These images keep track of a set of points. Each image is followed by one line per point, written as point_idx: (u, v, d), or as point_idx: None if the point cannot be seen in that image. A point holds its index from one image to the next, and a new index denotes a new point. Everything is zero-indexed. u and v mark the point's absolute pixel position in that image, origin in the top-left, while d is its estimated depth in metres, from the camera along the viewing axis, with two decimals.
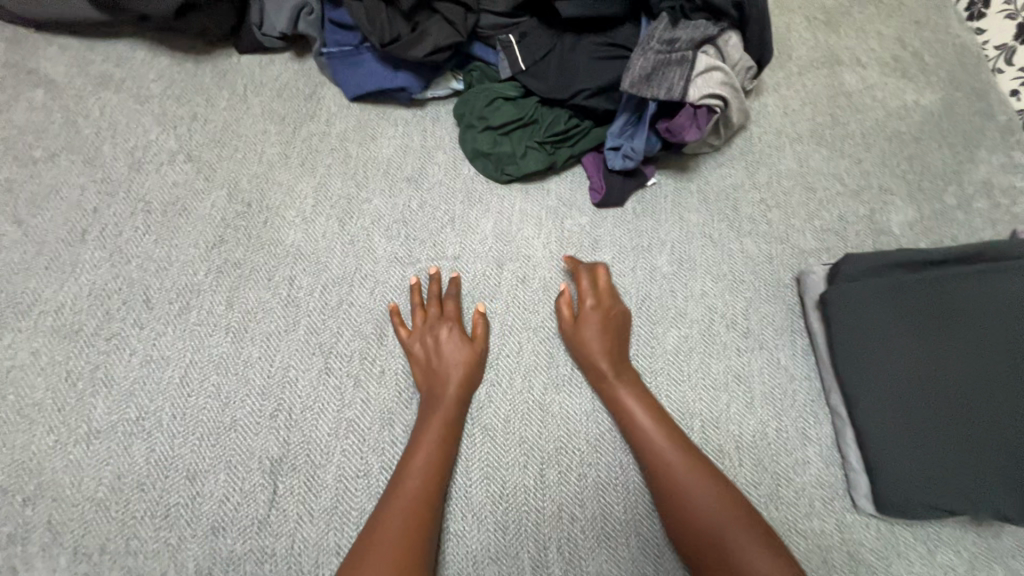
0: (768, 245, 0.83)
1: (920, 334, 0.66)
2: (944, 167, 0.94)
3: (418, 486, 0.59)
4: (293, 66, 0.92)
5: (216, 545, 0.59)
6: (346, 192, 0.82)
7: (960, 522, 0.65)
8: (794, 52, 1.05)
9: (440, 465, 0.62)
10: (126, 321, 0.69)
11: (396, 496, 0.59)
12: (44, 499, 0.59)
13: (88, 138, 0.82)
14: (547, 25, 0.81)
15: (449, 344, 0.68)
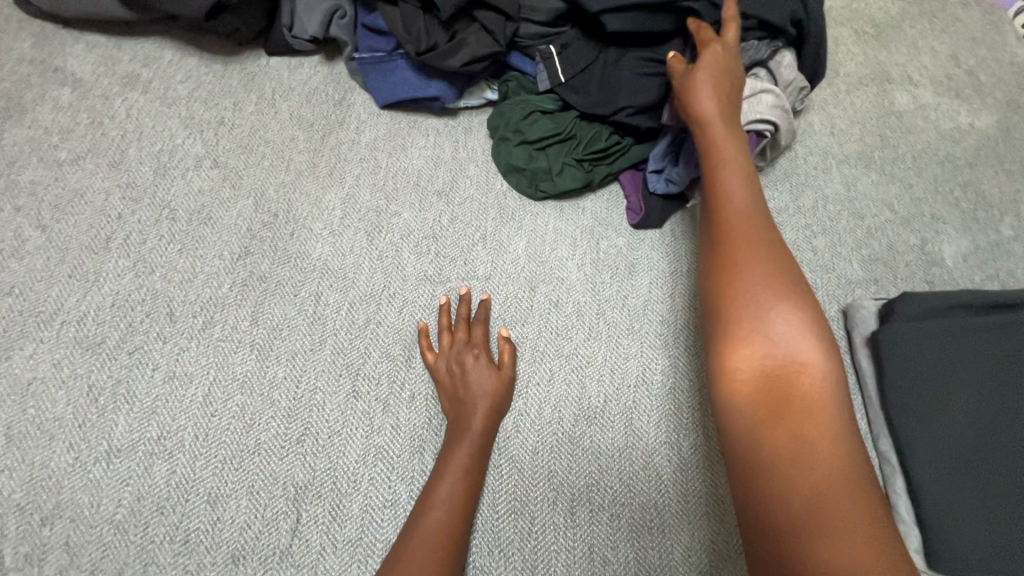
0: (813, 274, 0.79)
1: (981, 381, 0.62)
2: (1001, 195, 0.89)
3: (444, 520, 0.56)
4: (323, 71, 0.90)
5: (237, 575, 0.57)
6: (375, 205, 0.79)
7: None
8: (842, 68, 1.01)
9: (467, 499, 0.59)
10: (149, 334, 0.67)
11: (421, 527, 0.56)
12: (61, 519, 0.57)
13: (114, 141, 0.80)
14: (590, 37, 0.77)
15: (477, 371, 0.65)
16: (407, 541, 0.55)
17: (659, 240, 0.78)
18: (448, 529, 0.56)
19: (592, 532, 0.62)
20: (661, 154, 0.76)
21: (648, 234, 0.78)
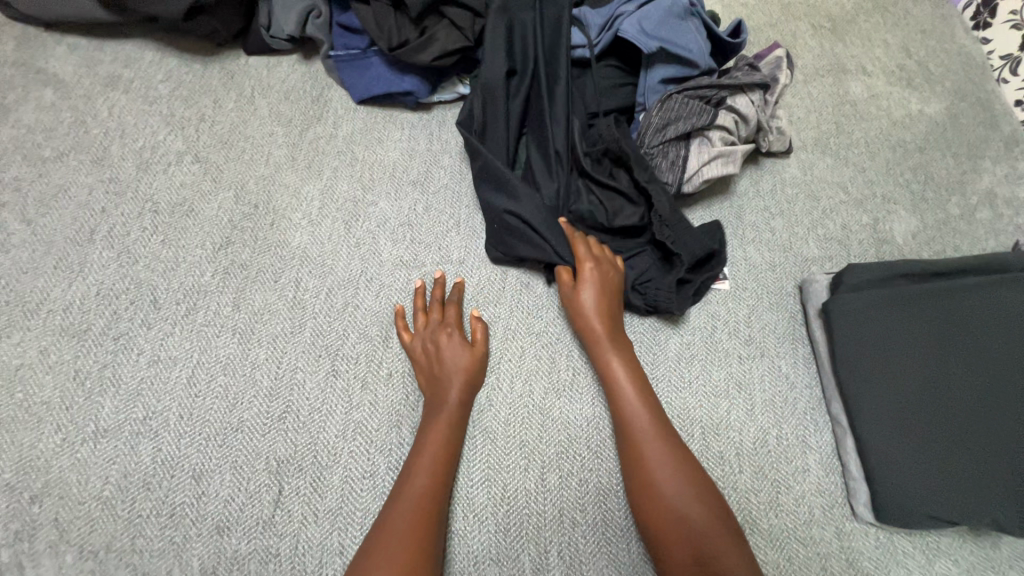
0: (771, 253, 0.83)
1: (921, 343, 0.66)
2: (948, 177, 0.94)
3: (425, 484, 0.59)
4: (300, 69, 0.93)
5: (221, 544, 0.60)
6: (352, 195, 0.82)
7: (958, 531, 0.65)
8: (800, 60, 1.06)
9: (446, 466, 0.62)
10: (133, 321, 0.69)
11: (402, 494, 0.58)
12: (50, 497, 0.60)
13: (96, 138, 0.83)
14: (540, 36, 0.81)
15: (451, 350, 0.68)
16: (389, 509, 0.57)
17: None
18: (429, 496, 0.59)
19: (561, 496, 0.66)
20: None
21: None
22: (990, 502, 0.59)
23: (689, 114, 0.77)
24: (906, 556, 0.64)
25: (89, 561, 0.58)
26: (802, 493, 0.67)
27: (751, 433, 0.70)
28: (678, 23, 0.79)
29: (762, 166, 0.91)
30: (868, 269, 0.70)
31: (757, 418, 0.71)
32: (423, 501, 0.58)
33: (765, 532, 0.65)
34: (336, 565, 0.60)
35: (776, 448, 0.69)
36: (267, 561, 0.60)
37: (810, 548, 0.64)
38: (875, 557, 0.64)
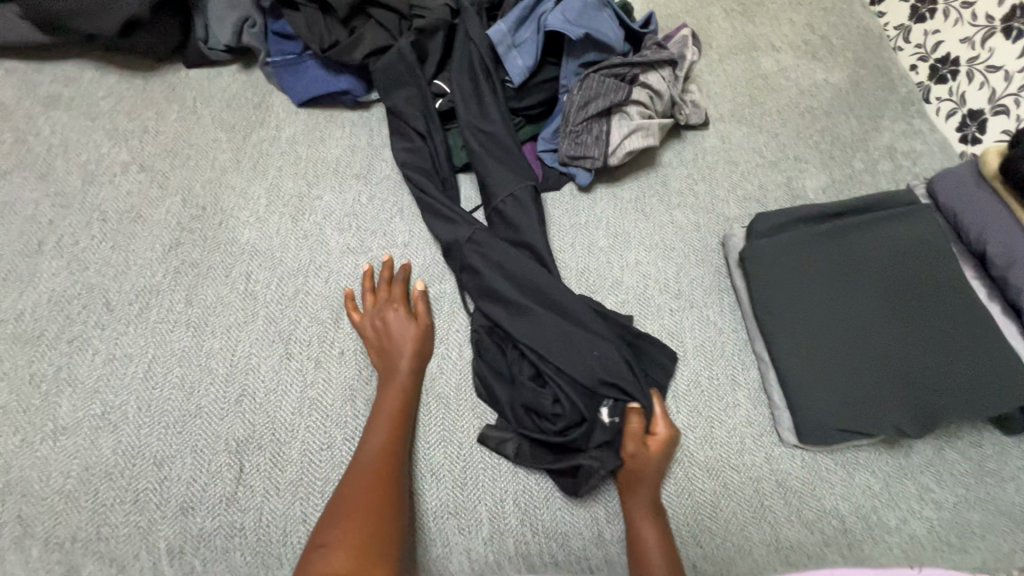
0: (696, 215, 0.90)
1: (832, 273, 0.72)
2: (853, 136, 1.03)
3: (383, 443, 0.64)
4: (240, 78, 0.97)
5: (187, 524, 0.62)
6: (298, 191, 0.86)
7: (872, 446, 0.72)
8: (714, 41, 1.14)
9: (402, 426, 0.66)
10: (87, 323, 0.71)
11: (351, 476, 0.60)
12: (12, 495, 0.61)
13: (40, 155, 0.85)
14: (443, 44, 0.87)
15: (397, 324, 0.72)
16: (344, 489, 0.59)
17: (559, 200, 0.89)
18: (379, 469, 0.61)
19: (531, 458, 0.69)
20: (549, 136, 0.88)
21: (549, 195, 0.89)
22: (892, 412, 0.65)
23: (606, 91, 0.83)
24: (829, 472, 0.71)
25: (56, 552, 0.60)
26: (733, 425, 0.73)
27: (685, 376, 0.75)
28: (594, 10, 0.83)
29: (684, 138, 0.98)
30: (781, 212, 0.77)
31: (690, 363, 0.76)
32: (375, 476, 0.60)
33: (701, 463, 0.70)
34: (300, 533, 0.63)
35: (708, 387, 0.75)
36: (233, 535, 0.62)
37: (742, 474, 0.70)
38: (801, 476, 0.70)
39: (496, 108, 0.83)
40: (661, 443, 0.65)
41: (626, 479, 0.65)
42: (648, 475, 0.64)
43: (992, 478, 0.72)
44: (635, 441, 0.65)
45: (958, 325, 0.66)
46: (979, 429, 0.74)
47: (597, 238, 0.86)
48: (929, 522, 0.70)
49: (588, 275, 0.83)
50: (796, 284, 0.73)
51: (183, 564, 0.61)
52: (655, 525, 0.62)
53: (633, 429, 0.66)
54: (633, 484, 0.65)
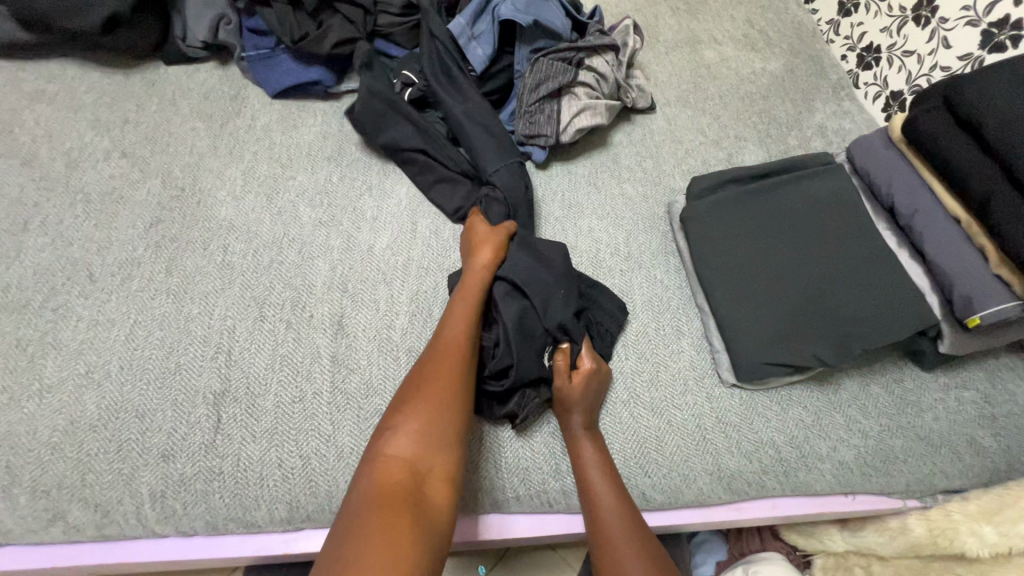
0: (644, 187, 0.98)
1: (768, 223, 0.80)
2: (788, 117, 1.13)
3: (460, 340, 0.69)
4: (217, 73, 1.03)
5: (168, 470, 0.66)
6: (272, 172, 0.92)
7: (804, 384, 0.79)
8: (661, 36, 1.24)
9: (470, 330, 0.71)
10: (72, 293, 0.76)
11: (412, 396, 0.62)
12: (0, 448, 0.65)
13: (25, 144, 0.89)
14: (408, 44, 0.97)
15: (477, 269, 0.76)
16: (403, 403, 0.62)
17: None
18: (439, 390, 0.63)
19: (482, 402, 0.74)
20: (507, 119, 0.96)
21: None
22: (817, 344, 0.72)
23: (555, 73, 0.90)
24: (766, 408, 0.77)
25: (43, 498, 0.64)
26: (678, 369, 0.79)
27: (633, 327, 0.82)
28: (542, 2, 0.91)
29: (632, 121, 1.06)
30: (722, 173, 0.85)
31: (638, 316, 0.83)
32: (450, 375, 0.65)
33: (648, 403, 0.76)
34: (275, 476, 0.68)
35: (655, 337, 0.82)
36: (211, 479, 0.67)
37: (686, 412, 0.76)
38: (740, 412, 0.77)
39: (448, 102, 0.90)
40: (587, 376, 0.72)
41: (559, 410, 0.72)
42: (579, 405, 0.71)
43: (912, 408, 0.79)
44: (562, 376, 0.72)
45: (872, 265, 0.74)
46: (900, 366, 0.82)
47: (553, 209, 0.93)
48: (856, 449, 0.76)
49: (544, 241, 0.89)
50: (736, 234, 0.80)
51: (165, 507, 0.65)
52: (592, 449, 0.70)
53: (559, 367, 0.73)
54: (565, 418, 0.72)
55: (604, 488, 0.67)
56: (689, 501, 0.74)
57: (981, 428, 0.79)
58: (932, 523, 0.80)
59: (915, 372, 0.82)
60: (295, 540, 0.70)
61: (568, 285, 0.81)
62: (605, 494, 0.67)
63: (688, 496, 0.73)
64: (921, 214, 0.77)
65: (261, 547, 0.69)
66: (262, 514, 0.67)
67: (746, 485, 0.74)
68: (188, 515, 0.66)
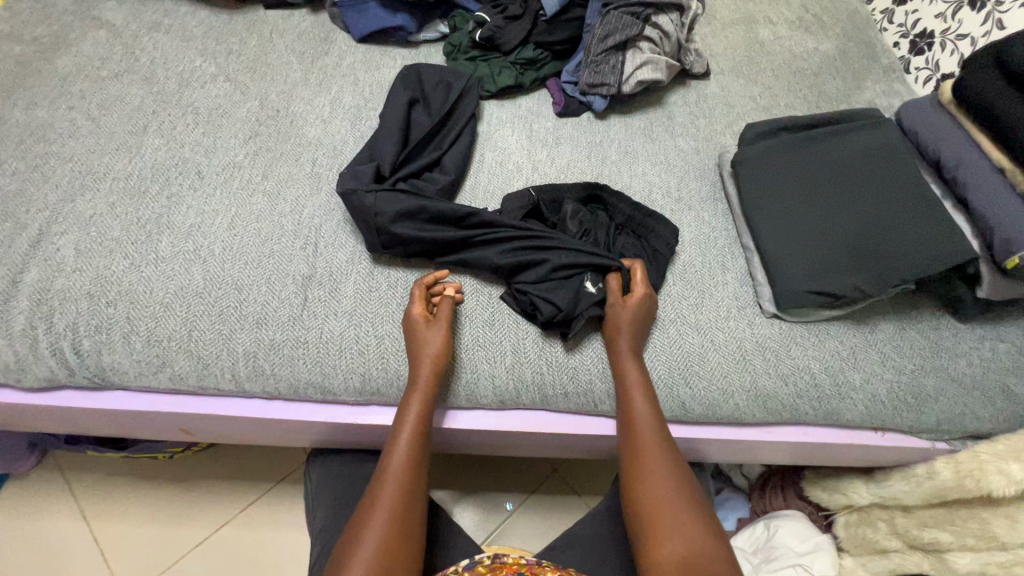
0: (696, 142, 1.03)
1: (814, 168, 0.85)
2: (839, 92, 1.17)
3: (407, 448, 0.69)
4: (310, 18, 1.13)
5: (261, 336, 0.75)
6: (357, 103, 1.01)
7: (842, 322, 0.84)
8: (718, 14, 1.30)
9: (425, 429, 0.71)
10: (183, 186, 0.86)
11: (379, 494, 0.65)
12: (123, 302, 0.75)
13: (144, 64, 1.01)
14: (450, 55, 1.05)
15: (412, 328, 0.74)
16: (370, 502, 0.65)
17: (577, 124, 1.03)
18: (410, 469, 0.68)
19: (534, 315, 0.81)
20: (572, 69, 1.04)
21: (569, 120, 1.03)
22: (858, 275, 0.76)
23: (623, 26, 0.99)
24: (803, 339, 0.82)
25: (156, 346, 0.73)
26: (721, 298, 0.85)
27: (681, 259, 0.88)
28: None
29: (687, 85, 1.12)
30: (768, 124, 0.92)
31: (686, 250, 0.89)
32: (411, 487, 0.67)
33: (692, 323, 0.82)
34: (352, 350, 0.76)
35: (701, 269, 0.87)
36: (297, 347, 0.75)
37: (727, 334, 0.82)
38: (779, 340, 0.82)
39: (461, 132, 0.96)
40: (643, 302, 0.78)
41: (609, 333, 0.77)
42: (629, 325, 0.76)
43: (946, 353, 0.83)
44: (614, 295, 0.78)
45: (913, 207, 0.78)
46: (936, 314, 0.85)
47: (610, 153, 0.99)
48: (889, 384, 0.80)
49: (600, 180, 0.96)
50: (782, 176, 0.86)
51: (257, 366, 0.74)
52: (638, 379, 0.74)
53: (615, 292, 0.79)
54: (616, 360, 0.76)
55: (647, 417, 0.72)
56: (725, 415, 0.79)
57: (1014, 377, 0.81)
58: (960, 466, 0.83)
59: (951, 322, 0.85)
60: (364, 412, 0.79)
61: (628, 214, 0.88)
62: (649, 423, 0.71)
63: (724, 411, 0.79)
64: (966, 166, 0.81)
65: (334, 416, 0.78)
66: (339, 382, 0.75)
67: (780, 406, 0.79)
68: (276, 376, 0.75)
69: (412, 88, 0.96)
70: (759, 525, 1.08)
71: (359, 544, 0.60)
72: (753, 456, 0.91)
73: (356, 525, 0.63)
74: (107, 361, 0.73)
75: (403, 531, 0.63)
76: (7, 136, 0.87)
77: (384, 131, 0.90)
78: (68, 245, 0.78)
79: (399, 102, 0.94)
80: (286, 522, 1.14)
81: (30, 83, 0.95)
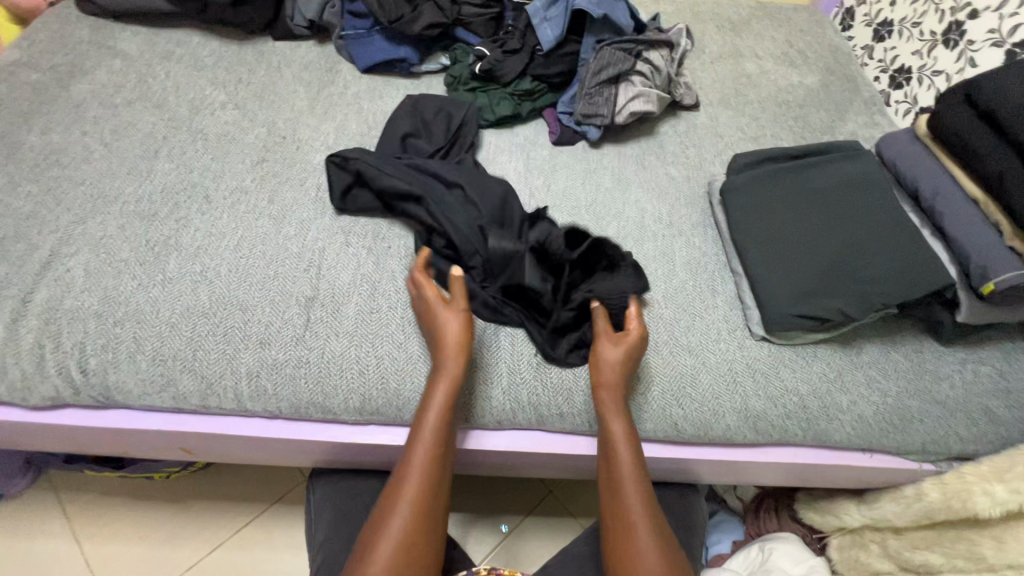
0: (687, 170, 1.07)
1: (799, 195, 0.89)
2: (823, 123, 1.21)
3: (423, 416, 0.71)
4: (317, 49, 1.18)
5: (264, 355, 0.77)
6: (360, 130, 1.05)
7: (829, 344, 0.86)
8: (706, 49, 1.35)
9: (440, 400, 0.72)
10: (191, 209, 0.89)
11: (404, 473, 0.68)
12: (130, 321, 0.77)
13: (157, 92, 1.05)
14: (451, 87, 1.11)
15: (428, 307, 0.77)
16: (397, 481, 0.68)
17: (573, 152, 1.07)
18: (431, 452, 0.69)
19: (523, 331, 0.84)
20: (567, 101, 1.09)
21: (565, 148, 1.07)
22: (840, 299, 0.80)
23: (615, 62, 1.04)
24: (791, 361, 0.85)
25: (161, 365, 0.75)
26: (711, 320, 0.88)
27: (673, 282, 0.91)
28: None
29: (678, 116, 1.17)
30: (753, 154, 0.97)
31: (678, 274, 0.92)
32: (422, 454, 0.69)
33: (685, 345, 0.85)
34: (353, 369, 0.77)
35: (692, 292, 0.90)
36: (300, 366, 0.77)
37: (718, 356, 0.84)
38: (768, 362, 0.84)
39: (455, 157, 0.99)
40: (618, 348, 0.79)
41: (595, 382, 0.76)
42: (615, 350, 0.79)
43: (930, 375, 0.85)
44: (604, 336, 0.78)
45: (892, 234, 0.83)
46: (919, 338, 0.88)
47: (604, 180, 1.03)
48: (875, 406, 0.83)
49: (595, 206, 0.99)
50: (768, 204, 0.90)
51: (260, 385, 0.76)
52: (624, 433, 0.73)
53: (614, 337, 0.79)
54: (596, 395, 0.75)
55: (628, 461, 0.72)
56: (717, 436, 0.81)
57: (995, 399, 0.84)
58: (947, 487, 0.85)
59: (933, 346, 0.88)
60: (364, 432, 0.80)
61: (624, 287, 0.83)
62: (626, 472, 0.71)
63: (716, 431, 0.81)
64: (942, 196, 0.86)
65: (334, 435, 0.79)
66: (340, 401, 0.77)
67: (770, 427, 0.81)
68: (278, 396, 0.76)
69: (410, 117, 1.01)
70: (753, 547, 1.08)
71: (381, 527, 0.64)
72: (744, 477, 0.93)
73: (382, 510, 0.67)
74: (112, 380, 0.75)
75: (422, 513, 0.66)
76: (22, 160, 0.90)
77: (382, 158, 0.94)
78: (78, 265, 0.80)
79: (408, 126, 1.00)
80: (280, 544, 1.14)
81: (45, 109, 0.98)
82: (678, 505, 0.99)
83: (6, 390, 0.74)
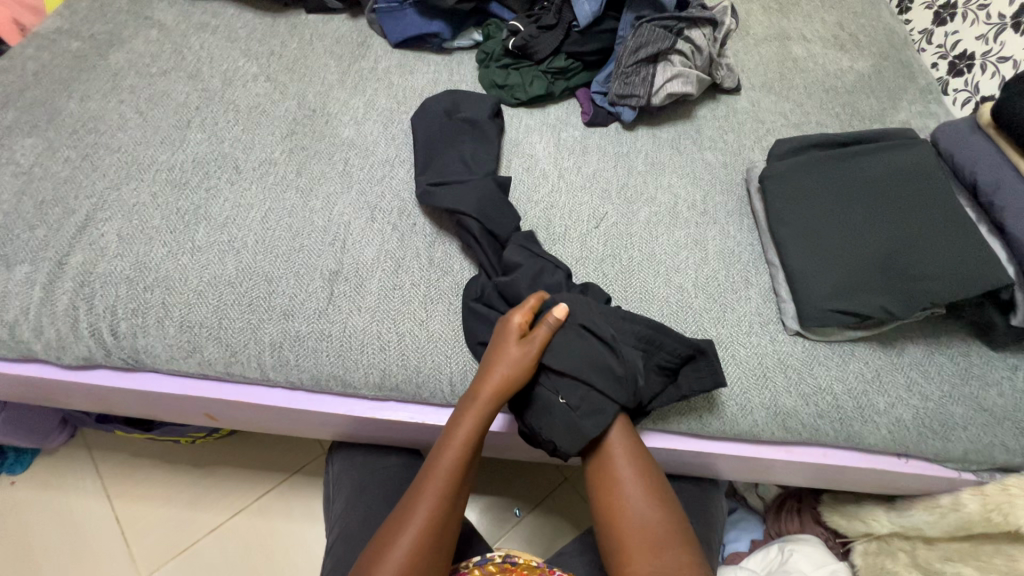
0: (724, 156, 1.03)
1: (848, 185, 0.85)
2: (874, 111, 1.14)
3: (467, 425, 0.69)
4: (349, 23, 1.17)
5: (289, 327, 0.77)
6: (390, 106, 1.03)
7: (870, 345, 0.82)
8: (751, 30, 1.29)
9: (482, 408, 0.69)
10: (221, 179, 0.89)
11: (425, 488, 0.66)
12: (158, 287, 0.78)
13: (191, 62, 1.05)
14: (483, 66, 1.09)
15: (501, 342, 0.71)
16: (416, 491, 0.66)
17: (605, 134, 1.04)
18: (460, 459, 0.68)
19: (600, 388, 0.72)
20: (602, 80, 1.05)
21: (597, 130, 1.04)
22: (883, 298, 0.76)
23: (655, 39, 1.00)
24: (826, 358, 0.81)
25: (188, 331, 0.76)
26: (744, 313, 0.84)
27: (704, 272, 0.88)
28: None
29: (717, 100, 1.12)
30: (798, 140, 0.93)
31: (710, 263, 0.89)
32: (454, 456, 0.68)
33: (713, 337, 0.82)
34: (374, 345, 0.77)
35: (724, 282, 0.87)
36: (323, 338, 0.77)
37: (751, 349, 0.81)
38: (802, 358, 0.81)
39: (495, 138, 0.97)
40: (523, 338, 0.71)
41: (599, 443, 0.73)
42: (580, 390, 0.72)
43: (976, 381, 0.80)
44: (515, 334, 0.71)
45: (948, 231, 0.77)
46: (967, 341, 0.83)
47: (636, 164, 1.00)
48: (915, 410, 0.78)
49: (627, 190, 0.96)
50: (813, 193, 0.86)
51: (282, 356, 0.76)
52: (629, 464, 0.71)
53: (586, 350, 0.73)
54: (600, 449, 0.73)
55: (621, 455, 0.71)
56: (742, 432, 0.79)
57: None
58: (987, 499, 0.80)
59: (983, 350, 0.83)
60: (383, 409, 0.80)
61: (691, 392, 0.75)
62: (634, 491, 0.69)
63: (742, 427, 0.78)
64: (1005, 192, 0.80)
65: (353, 410, 0.80)
66: (360, 376, 0.77)
67: (801, 426, 0.78)
68: (300, 367, 0.77)
69: (447, 97, 1.00)
70: (772, 548, 1.05)
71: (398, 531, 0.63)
72: (767, 475, 0.90)
73: (397, 518, 0.65)
74: (141, 344, 0.76)
75: (437, 525, 0.65)
76: (62, 126, 0.92)
77: (419, 137, 0.96)
78: (111, 231, 0.82)
79: (488, 183, 0.88)
80: (299, 514, 1.16)
81: (84, 77, 1.00)
82: (696, 499, 0.97)
83: (43, 349, 0.77)
